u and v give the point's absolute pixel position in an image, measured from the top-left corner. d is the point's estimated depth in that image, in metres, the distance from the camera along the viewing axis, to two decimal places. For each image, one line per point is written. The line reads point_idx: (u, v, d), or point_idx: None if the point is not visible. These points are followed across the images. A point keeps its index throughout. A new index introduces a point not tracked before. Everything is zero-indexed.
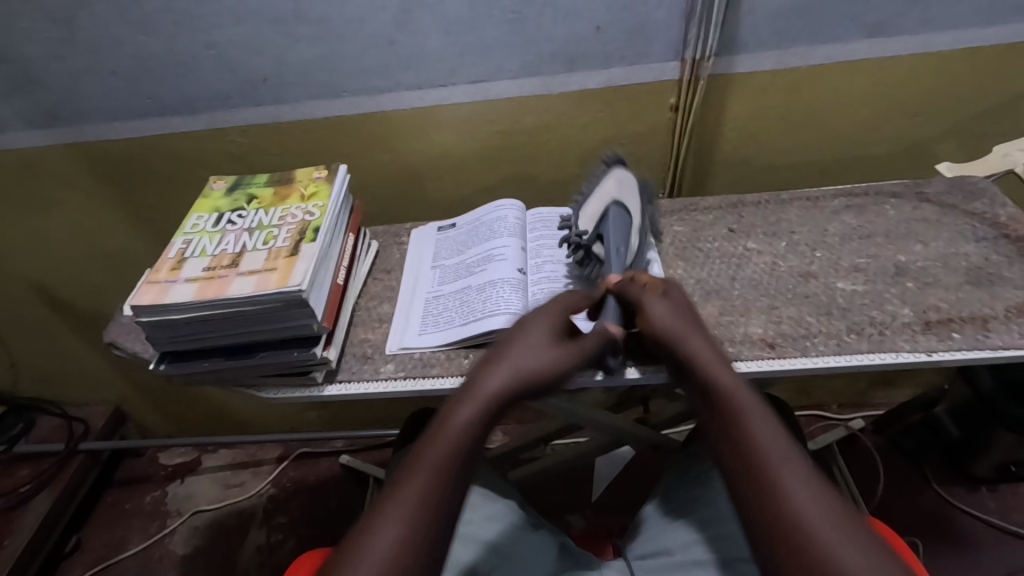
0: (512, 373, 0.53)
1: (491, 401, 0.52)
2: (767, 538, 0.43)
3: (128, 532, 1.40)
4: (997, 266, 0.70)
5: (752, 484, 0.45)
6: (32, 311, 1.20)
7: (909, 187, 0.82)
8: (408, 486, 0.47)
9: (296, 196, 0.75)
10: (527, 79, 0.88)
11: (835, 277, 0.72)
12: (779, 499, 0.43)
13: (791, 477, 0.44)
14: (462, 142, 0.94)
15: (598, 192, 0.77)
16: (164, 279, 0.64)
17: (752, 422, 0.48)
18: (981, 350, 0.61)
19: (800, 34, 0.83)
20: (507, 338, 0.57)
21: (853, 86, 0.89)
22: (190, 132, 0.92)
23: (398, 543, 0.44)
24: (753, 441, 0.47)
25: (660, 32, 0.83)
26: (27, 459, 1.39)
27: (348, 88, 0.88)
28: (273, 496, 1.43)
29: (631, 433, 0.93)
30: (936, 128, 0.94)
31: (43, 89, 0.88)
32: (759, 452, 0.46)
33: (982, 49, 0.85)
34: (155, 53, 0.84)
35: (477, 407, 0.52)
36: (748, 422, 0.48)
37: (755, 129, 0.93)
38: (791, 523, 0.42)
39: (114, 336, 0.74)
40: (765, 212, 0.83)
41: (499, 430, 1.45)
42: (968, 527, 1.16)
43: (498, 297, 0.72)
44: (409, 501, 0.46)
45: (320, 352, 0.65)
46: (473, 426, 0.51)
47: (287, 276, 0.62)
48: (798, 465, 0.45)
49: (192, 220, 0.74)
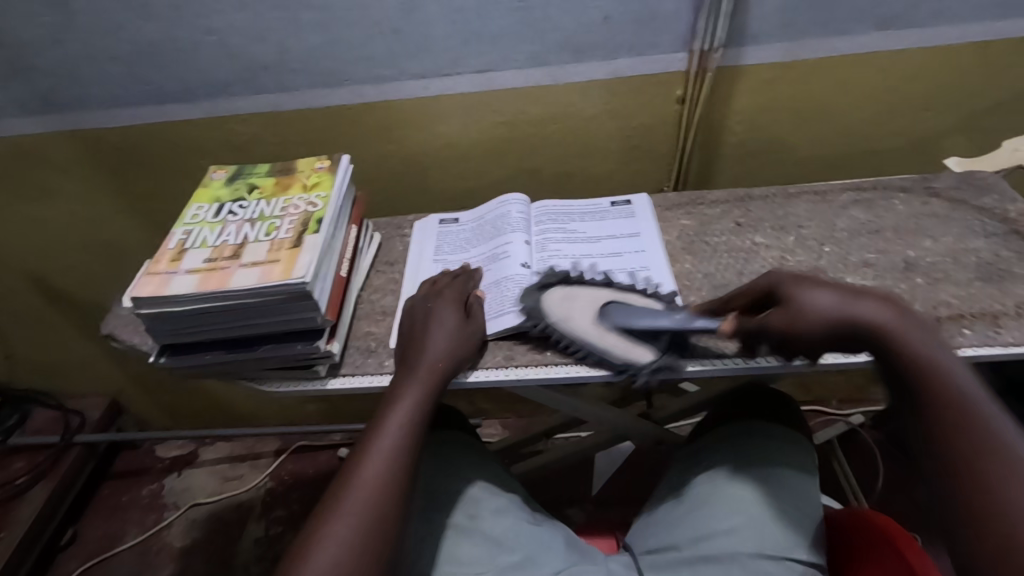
0: (423, 365, 0.62)
1: (430, 380, 0.62)
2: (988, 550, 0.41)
3: (124, 524, 1.39)
4: (1007, 262, 0.69)
5: (972, 490, 0.43)
6: (27, 301, 1.19)
7: (918, 182, 0.82)
8: (371, 462, 0.56)
9: (298, 186, 0.74)
10: (533, 69, 0.86)
11: (844, 272, 0.71)
12: (976, 456, 0.43)
13: (997, 444, 0.43)
14: (465, 133, 0.93)
15: (584, 329, 0.65)
16: (164, 270, 0.63)
17: (955, 392, 0.46)
18: (993, 346, 0.61)
19: (811, 26, 0.82)
20: (410, 335, 0.66)
21: (862, 79, 0.88)
22: (188, 120, 0.91)
23: (363, 507, 0.53)
24: (982, 453, 0.43)
25: (668, 22, 0.82)
26: (22, 451, 1.38)
27: (351, 77, 0.87)
28: (272, 489, 1.42)
29: (635, 428, 0.93)
30: (944, 123, 0.93)
31: (38, 74, 0.86)
32: (965, 418, 0.45)
33: (992, 43, 0.84)
34: (154, 39, 0.82)
35: (416, 388, 0.61)
36: (958, 394, 0.46)
37: (761, 123, 0.92)
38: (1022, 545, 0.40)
39: (112, 328, 0.73)
40: (773, 206, 0.82)
41: (499, 424, 1.44)
42: None
43: (505, 294, 0.71)
44: (362, 481, 0.55)
45: (324, 345, 0.64)
46: (417, 405, 0.60)
47: (291, 268, 0.61)
48: None
49: (192, 210, 0.73)
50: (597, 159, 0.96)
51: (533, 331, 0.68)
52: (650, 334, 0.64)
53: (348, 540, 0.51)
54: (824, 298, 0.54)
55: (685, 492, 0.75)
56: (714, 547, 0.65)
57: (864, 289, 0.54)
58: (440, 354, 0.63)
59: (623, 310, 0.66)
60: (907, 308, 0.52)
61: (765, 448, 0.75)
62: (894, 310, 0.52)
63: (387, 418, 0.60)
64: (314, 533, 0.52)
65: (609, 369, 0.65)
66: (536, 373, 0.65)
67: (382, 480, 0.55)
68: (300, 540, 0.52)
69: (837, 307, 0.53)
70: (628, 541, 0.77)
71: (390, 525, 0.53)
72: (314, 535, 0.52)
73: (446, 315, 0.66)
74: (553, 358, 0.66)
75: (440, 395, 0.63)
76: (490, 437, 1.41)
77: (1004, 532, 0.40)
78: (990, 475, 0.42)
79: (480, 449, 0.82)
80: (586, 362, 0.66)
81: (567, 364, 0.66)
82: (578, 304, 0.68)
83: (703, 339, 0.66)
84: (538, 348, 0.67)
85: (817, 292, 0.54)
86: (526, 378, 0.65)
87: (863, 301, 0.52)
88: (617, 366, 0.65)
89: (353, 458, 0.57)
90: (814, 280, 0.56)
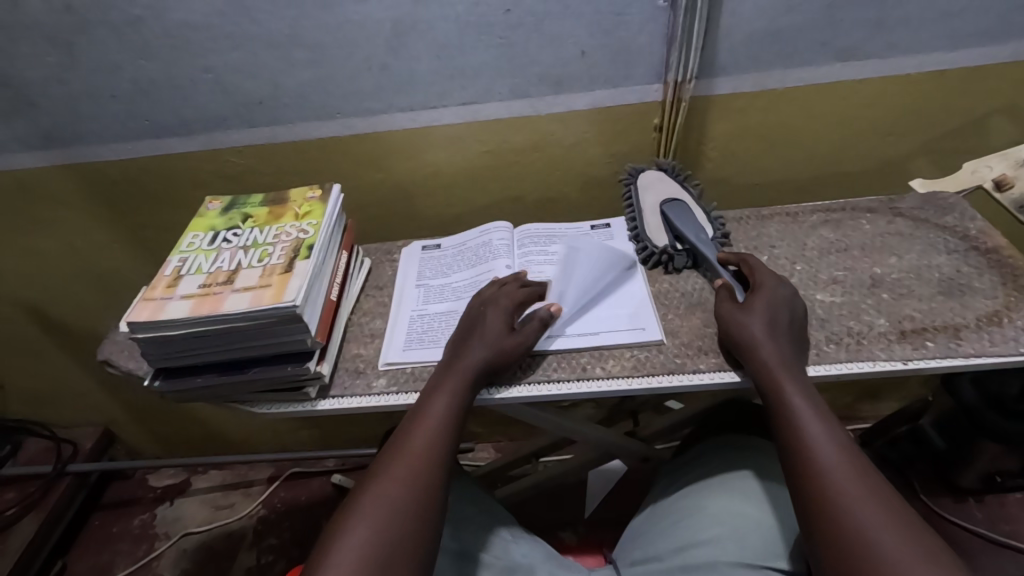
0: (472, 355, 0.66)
1: (485, 351, 0.66)
2: (833, 550, 0.49)
3: (114, 556, 1.38)
4: (968, 277, 0.73)
5: (824, 502, 0.52)
6: (23, 331, 1.20)
7: (884, 203, 0.86)
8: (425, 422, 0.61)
9: (290, 215, 0.77)
10: (516, 101, 0.90)
11: (814, 289, 0.74)
12: (832, 469, 0.53)
13: (843, 462, 0.53)
14: (452, 162, 0.96)
15: (646, 207, 0.84)
16: (160, 296, 0.65)
17: (813, 425, 0.56)
18: (954, 357, 0.64)
19: (776, 58, 0.87)
20: (467, 326, 0.70)
21: (828, 106, 0.92)
22: (185, 153, 0.94)
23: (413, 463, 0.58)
24: (834, 466, 0.53)
25: (642, 56, 0.86)
26: (14, 483, 1.37)
27: (342, 110, 0.90)
28: (263, 517, 1.42)
29: (623, 446, 0.95)
30: (907, 147, 0.98)
31: (41, 112, 0.89)
32: (821, 445, 0.55)
33: (948, 72, 0.89)
34: (154, 77, 0.86)
35: (472, 356, 0.66)
36: (817, 426, 0.56)
37: (735, 149, 0.97)
38: (861, 541, 0.48)
39: (107, 354, 0.75)
40: (746, 228, 0.86)
41: (491, 447, 1.45)
42: (960, 538, 1.18)
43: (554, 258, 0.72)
44: (404, 461, 0.58)
45: (313, 367, 0.66)
46: (469, 371, 0.65)
47: (282, 292, 0.63)
48: (877, 502, 0.50)
49: (187, 239, 0.75)
50: (580, 184, 1.00)
51: None
52: (673, 230, 0.81)
53: (387, 510, 0.54)
54: (755, 335, 0.63)
55: (668, 504, 0.77)
56: (695, 557, 0.67)
57: (785, 321, 0.65)
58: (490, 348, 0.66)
59: (678, 211, 0.81)
60: (793, 347, 0.63)
61: (741, 462, 0.77)
62: (782, 339, 0.63)
63: (429, 397, 0.64)
64: (360, 506, 0.55)
65: (589, 387, 0.67)
66: (519, 392, 0.67)
67: (421, 460, 0.59)
68: (364, 479, 0.59)
69: (756, 337, 0.63)
70: (615, 555, 0.79)
71: (426, 506, 0.56)
72: (359, 506, 0.55)
73: (501, 318, 0.69)
74: (535, 377, 0.68)
75: (476, 390, 0.66)
76: (482, 460, 1.42)
77: (839, 505, 0.51)
78: (835, 472, 0.53)
79: (463, 469, 0.85)
80: (566, 380, 0.68)
81: (549, 383, 0.67)
82: (667, 188, 0.85)
83: (680, 355, 0.69)
84: (522, 367, 0.69)
85: (751, 320, 0.64)
86: (509, 397, 0.67)
87: (754, 336, 0.63)
88: (597, 383, 0.67)
89: (397, 435, 0.62)
90: (779, 288, 0.67)
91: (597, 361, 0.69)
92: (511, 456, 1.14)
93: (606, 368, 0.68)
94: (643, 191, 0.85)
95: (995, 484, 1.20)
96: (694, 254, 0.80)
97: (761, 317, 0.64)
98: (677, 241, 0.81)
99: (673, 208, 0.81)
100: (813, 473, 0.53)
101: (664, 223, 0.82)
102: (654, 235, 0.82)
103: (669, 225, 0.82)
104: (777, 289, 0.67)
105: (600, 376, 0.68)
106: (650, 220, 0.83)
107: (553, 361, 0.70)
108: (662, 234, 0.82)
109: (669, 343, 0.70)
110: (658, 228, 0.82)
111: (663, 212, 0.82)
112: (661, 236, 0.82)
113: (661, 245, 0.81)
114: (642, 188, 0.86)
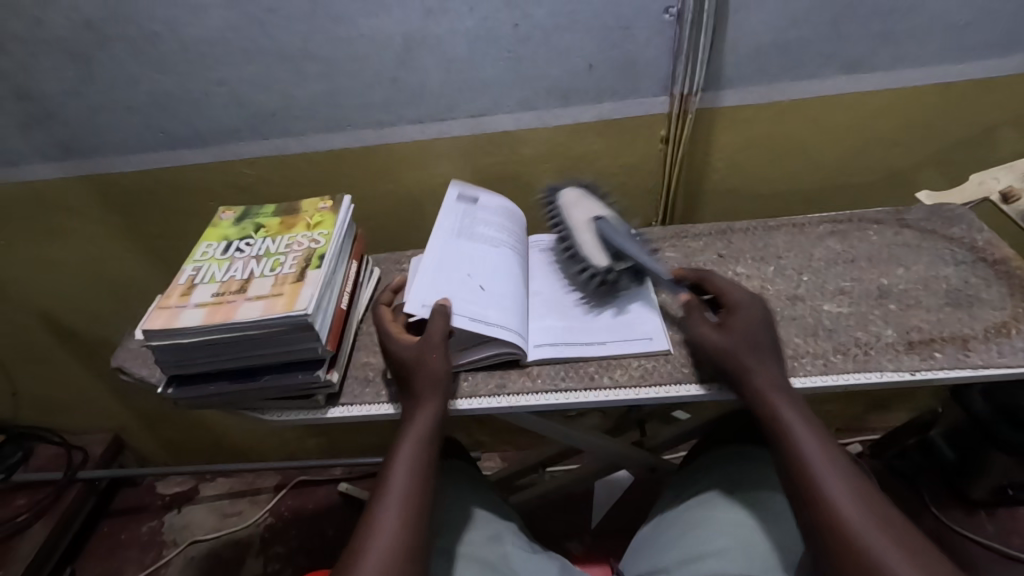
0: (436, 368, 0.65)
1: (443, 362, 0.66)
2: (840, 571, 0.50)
3: (122, 563, 1.39)
4: (975, 288, 0.73)
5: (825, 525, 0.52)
6: (36, 338, 1.22)
7: (891, 214, 0.86)
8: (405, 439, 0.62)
9: (302, 224, 0.78)
10: (524, 113, 0.92)
11: (821, 300, 0.74)
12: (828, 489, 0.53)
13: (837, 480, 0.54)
14: (460, 173, 0.98)
15: (577, 225, 0.79)
16: (174, 304, 0.66)
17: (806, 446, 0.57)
18: (963, 368, 0.64)
19: (781, 71, 0.88)
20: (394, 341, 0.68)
21: (834, 118, 0.93)
22: (198, 164, 0.96)
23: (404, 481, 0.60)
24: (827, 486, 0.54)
25: (649, 68, 0.87)
26: (25, 489, 1.39)
27: (352, 122, 0.92)
28: (270, 525, 1.42)
29: (629, 456, 0.95)
30: (914, 158, 0.98)
31: (60, 124, 0.91)
32: (817, 466, 0.55)
33: (954, 84, 0.90)
34: (169, 90, 0.88)
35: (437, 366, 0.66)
36: (806, 446, 0.57)
37: (742, 160, 0.97)
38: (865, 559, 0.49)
39: (121, 361, 0.76)
40: (752, 238, 0.86)
41: (498, 457, 1.45)
42: (972, 553, 1.16)
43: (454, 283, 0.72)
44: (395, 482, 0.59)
45: (324, 375, 0.67)
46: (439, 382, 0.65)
47: (294, 301, 0.64)
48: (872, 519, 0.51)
49: (201, 248, 0.77)
50: None
51: (525, 358, 0.70)
52: (612, 248, 0.76)
53: (387, 541, 0.55)
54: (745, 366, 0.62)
55: (674, 514, 0.78)
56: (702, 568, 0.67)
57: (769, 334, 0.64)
58: (441, 366, 0.65)
59: (609, 228, 0.76)
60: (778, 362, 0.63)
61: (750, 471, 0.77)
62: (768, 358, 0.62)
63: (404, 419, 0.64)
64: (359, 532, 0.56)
65: (598, 397, 0.67)
66: (527, 401, 0.67)
67: (408, 483, 0.60)
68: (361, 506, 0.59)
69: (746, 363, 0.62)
70: (622, 565, 0.79)
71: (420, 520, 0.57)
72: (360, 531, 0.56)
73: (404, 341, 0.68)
74: (543, 386, 0.69)
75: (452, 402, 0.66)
76: (489, 469, 1.42)
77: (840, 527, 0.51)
78: (830, 497, 0.53)
79: (473, 478, 0.85)
80: (575, 389, 0.68)
81: (557, 392, 0.68)
82: (590, 205, 0.81)
83: (686, 365, 0.69)
84: (529, 376, 0.70)
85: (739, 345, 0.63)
86: (517, 406, 0.67)
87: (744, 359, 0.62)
88: (605, 392, 0.67)
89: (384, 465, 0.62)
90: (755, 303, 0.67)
91: (606, 370, 0.70)
92: (517, 466, 1.14)
93: (614, 378, 0.69)
94: (569, 207, 0.81)
95: (1007, 496, 1.18)
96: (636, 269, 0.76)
97: (747, 342, 0.63)
98: (617, 259, 0.76)
99: (603, 222, 0.76)
100: (812, 502, 0.53)
101: (598, 240, 0.77)
102: (594, 254, 0.76)
103: (605, 242, 0.76)
104: (753, 307, 0.66)
105: (608, 385, 0.68)
106: (583, 238, 0.77)
107: (560, 370, 0.70)
108: (601, 253, 0.76)
109: (675, 353, 0.71)
110: (594, 247, 0.76)
111: (596, 229, 0.77)
112: (600, 254, 0.75)
113: (605, 265, 0.74)
114: (568, 205, 0.82)
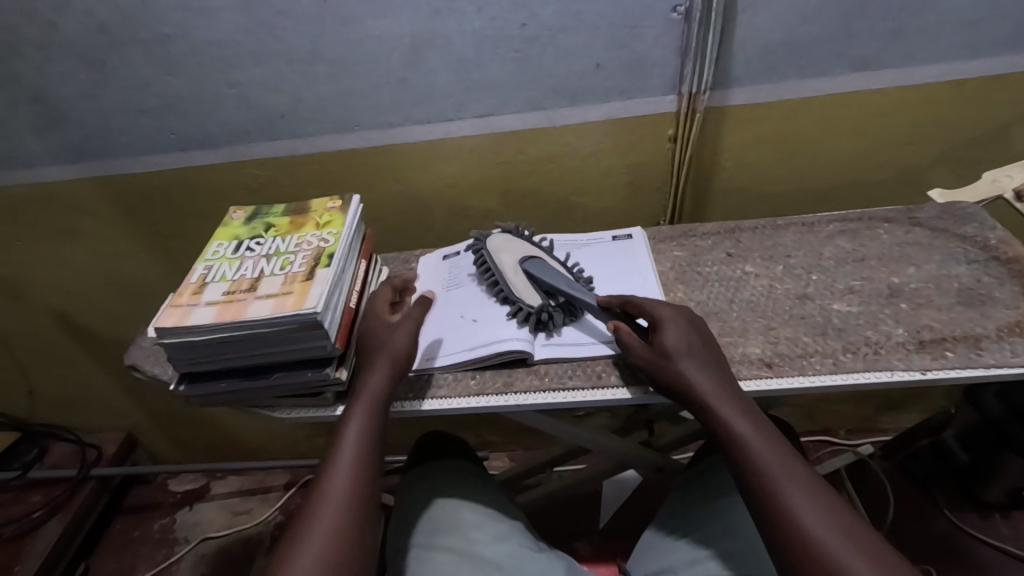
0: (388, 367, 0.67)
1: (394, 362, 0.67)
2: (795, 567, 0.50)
3: (135, 559, 1.40)
4: (987, 287, 0.72)
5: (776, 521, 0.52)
6: (50, 337, 1.24)
7: (903, 213, 0.85)
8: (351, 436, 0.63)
9: (311, 224, 0.79)
10: (532, 113, 0.92)
11: (830, 299, 0.74)
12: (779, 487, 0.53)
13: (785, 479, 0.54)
14: (467, 173, 0.98)
15: (506, 268, 0.78)
16: (186, 303, 0.67)
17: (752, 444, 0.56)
18: (975, 367, 0.63)
19: (791, 69, 0.87)
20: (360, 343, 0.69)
21: (843, 117, 0.92)
22: (209, 165, 0.97)
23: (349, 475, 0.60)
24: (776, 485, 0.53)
25: (657, 67, 0.87)
26: (39, 486, 1.41)
27: (361, 123, 0.93)
28: (280, 523, 1.43)
29: (637, 456, 0.94)
30: (926, 156, 0.97)
31: (74, 126, 0.93)
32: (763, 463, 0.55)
33: (966, 81, 0.89)
34: (180, 92, 0.89)
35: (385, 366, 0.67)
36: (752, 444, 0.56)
37: (751, 159, 0.97)
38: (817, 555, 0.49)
39: (134, 360, 0.77)
40: (761, 237, 0.86)
41: (505, 456, 1.46)
42: (985, 556, 1.15)
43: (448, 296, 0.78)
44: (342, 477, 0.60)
45: (332, 372, 0.68)
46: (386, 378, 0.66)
47: (303, 299, 0.65)
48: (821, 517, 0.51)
49: (212, 247, 0.78)
50: (594, 194, 1.01)
51: (532, 358, 0.71)
52: (544, 287, 0.75)
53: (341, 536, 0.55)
54: (684, 371, 0.61)
55: (682, 514, 0.77)
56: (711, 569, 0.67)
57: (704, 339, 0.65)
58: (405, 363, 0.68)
59: (539, 266, 0.77)
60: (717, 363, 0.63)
61: None
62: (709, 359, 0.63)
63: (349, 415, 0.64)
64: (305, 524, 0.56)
65: (605, 395, 0.67)
66: (534, 400, 0.68)
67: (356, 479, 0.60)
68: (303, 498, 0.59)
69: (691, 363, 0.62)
70: (629, 565, 0.79)
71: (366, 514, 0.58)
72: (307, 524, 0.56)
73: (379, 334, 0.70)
74: (550, 384, 0.69)
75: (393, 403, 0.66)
76: (498, 468, 1.42)
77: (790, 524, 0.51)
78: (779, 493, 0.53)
79: (481, 477, 0.85)
80: (582, 388, 0.68)
81: (564, 390, 0.68)
82: (518, 246, 0.80)
83: None
84: (537, 375, 0.70)
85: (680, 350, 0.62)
86: (524, 404, 0.68)
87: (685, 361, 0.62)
88: (612, 391, 0.67)
89: (321, 471, 0.61)
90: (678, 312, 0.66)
91: (613, 368, 0.70)
92: (524, 465, 1.14)
93: (621, 377, 0.69)
94: (495, 249, 0.80)
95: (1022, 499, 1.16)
96: (568, 304, 0.75)
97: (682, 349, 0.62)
98: (549, 297, 0.75)
99: (531, 263, 0.76)
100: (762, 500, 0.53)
101: (531, 280, 0.76)
102: (529, 293, 0.75)
103: (538, 281, 0.75)
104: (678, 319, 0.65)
105: (615, 384, 0.68)
106: (514, 281, 0.76)
107: (567, 369, 0.70)
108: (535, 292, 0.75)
109: None
110: (526, 288, 0.75)
111: (527, 270, 0.76)
112: (534, 294, 0.74)
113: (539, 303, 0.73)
114: (494, 248, 0.80)
